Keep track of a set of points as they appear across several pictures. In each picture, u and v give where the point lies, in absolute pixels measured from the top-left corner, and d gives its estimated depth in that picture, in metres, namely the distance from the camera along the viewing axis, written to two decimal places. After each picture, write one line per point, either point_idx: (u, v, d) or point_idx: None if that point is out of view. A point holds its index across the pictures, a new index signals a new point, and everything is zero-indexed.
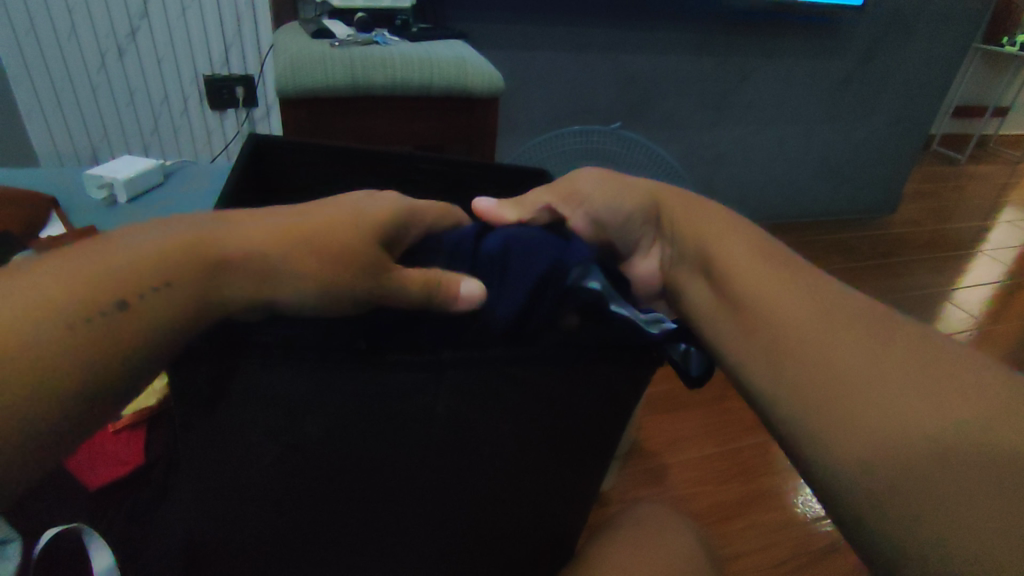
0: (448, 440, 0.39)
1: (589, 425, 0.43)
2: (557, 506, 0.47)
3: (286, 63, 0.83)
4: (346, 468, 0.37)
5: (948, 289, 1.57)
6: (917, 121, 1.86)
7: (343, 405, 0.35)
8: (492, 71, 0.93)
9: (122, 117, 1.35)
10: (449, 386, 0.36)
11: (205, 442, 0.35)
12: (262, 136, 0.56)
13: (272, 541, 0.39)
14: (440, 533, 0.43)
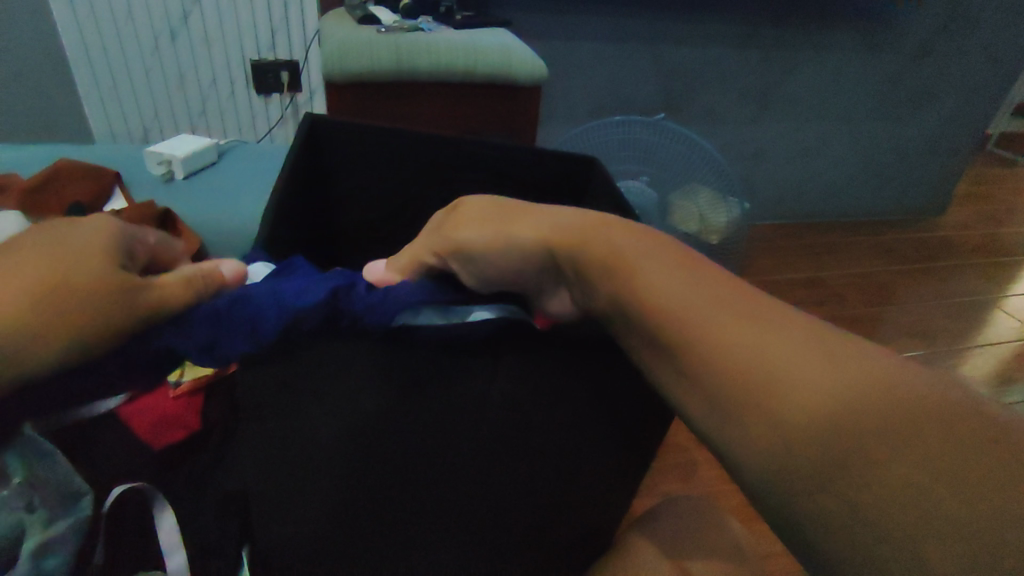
0: (495, 428, 0.38)
1: (635, 421, 0.42)
2: (597, 498, 0.47)
3: (335, 48, 0.85)
4: (399, 449, 0.37)
5: (998, 297, 1.55)
6: (976, 120, 1.74)
7: (402, 388, 0.35)
8: (536, 59, 0.93)
9: (173, 99, 1.40)
10: (505, 373, 0.36)
11: (267, 420, 0.35)
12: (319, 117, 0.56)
13: (325, 513, 0.39)
14: (483, 514, 0.43)
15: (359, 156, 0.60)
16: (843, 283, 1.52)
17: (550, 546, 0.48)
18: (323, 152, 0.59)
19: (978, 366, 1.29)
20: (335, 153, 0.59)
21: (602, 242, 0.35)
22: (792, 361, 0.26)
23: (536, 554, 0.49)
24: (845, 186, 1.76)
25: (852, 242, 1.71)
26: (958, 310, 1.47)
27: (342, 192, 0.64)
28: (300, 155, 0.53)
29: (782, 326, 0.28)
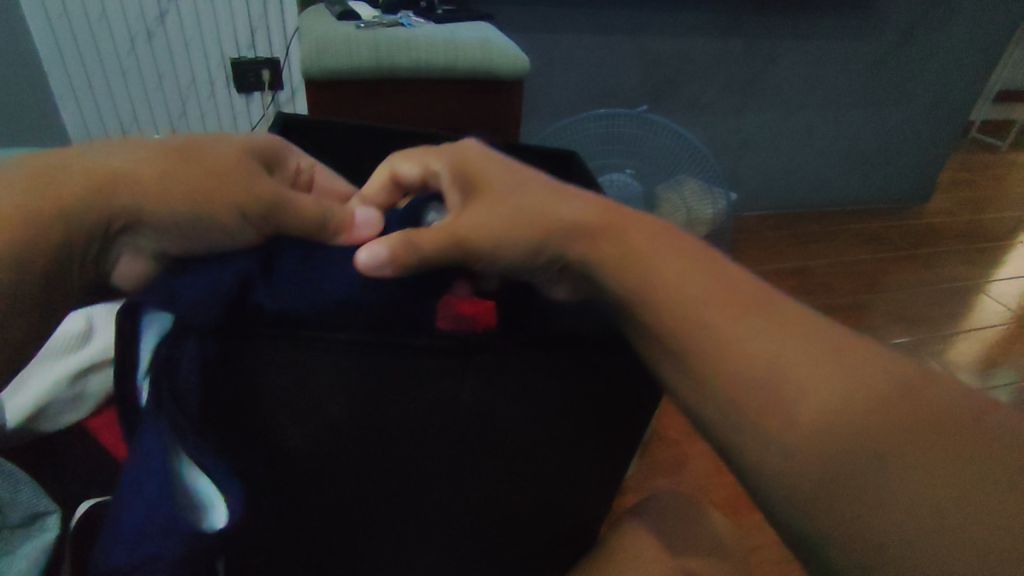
0: (472, 426, 0.38)
1: (614, 417, 0.42)
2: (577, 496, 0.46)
3: (312, 45, 0.84)
4: (367, 448, 0.37)
5: (983, 282, 1.56)
6: (959, 106, 1.75)
7: (370, 390, 0.35)
8: (518, 52, 0.92)
9: (151, 101, 1.37)
10: (476, 377, 0.35)
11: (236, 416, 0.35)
12: (290, 115, 0.56)
13: (297, 512, 0.39)
14: (460, 516, 0.43)
15: (332, 155, 0.59)
16: (830, 272, 1.53)
17: (528, 547, 0.48)
18: (294, 151, 0.58)
19: (964, 352, 1.30)
20: (307, 152, 0.59)
21: (622, 237, 0.35)
22: (808, 375, 0.29)
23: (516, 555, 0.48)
24: (830, 175, 1.77)
25: (839, 232, 1.72)
26: (943, 296, 1.48)
27: None
28: None
29: (794, 331, 0.30)
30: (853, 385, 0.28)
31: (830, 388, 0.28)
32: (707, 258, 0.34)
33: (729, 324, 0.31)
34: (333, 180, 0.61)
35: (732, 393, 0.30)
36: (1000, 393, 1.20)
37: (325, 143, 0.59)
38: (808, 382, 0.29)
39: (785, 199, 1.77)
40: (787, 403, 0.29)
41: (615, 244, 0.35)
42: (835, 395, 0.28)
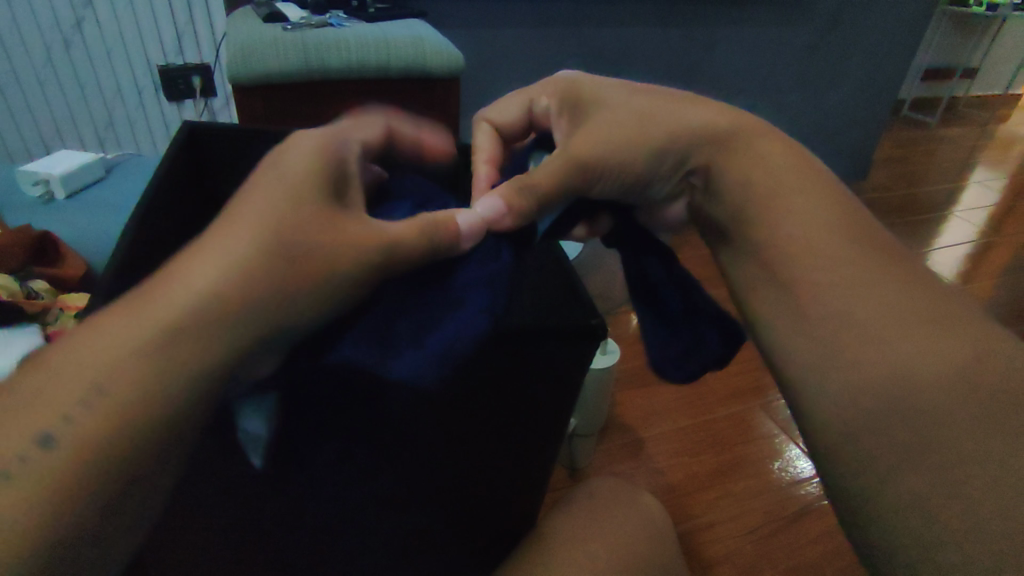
0: (388, 448, 0.38)
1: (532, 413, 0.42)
2: (509, 486, 0.49)
3: (236, 49, 0.81)
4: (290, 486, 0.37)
5: (922, 253, 1.63)
6: (888, 85, 1.82)
7: (287, 435, 0.34)
8: (451, 50, 0.92)
9: (73, 113, 1.31)
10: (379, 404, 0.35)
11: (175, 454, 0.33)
12: (197, 123, 0.56)
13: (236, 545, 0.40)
14: (397, 529, 0.44)
15: (245, 165, 0.59)
16: None
17: (469, 538, 0.51)
18: (205, 161, 0.58)
19: None
20: (216, 162, 0.58)
21: (748, 148, 0.39)
22: (892, 317, 0.32)
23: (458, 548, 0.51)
24: None
25: None
26: None
27: (235, 214, 0.63)
28: (177, 157, 0.52)
29: (891, 285, 0.33)
30: (928, 337, 0.31)
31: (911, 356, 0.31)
32: (851, 209, 0.36)
33: (799, 250, 0.36)
34: (247, 190, 0.61)
35: (826, 322, 0.34)
36: None
37: (238, 152, 0.58)
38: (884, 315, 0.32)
39: None
40: (875, 333, 0.32)
41: (772, 159, 0.38)
42: (906, 345, 0.31)
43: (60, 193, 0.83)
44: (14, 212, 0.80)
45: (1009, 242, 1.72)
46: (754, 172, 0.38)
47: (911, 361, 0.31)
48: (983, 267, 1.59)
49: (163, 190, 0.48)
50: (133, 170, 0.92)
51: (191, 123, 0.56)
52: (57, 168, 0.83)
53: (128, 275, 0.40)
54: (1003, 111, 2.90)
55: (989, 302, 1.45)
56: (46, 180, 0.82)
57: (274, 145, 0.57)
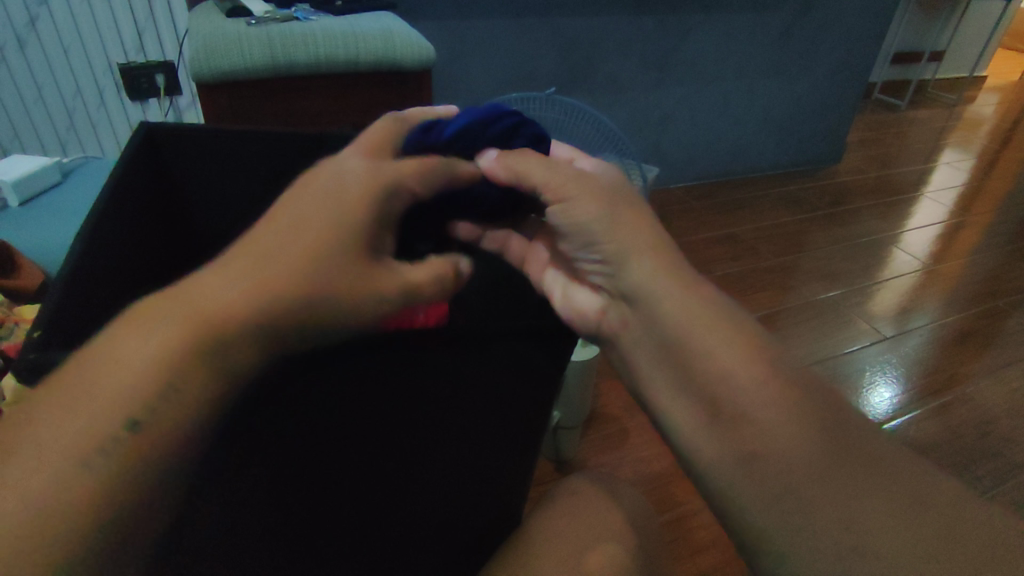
0: (364, 440, 0.37)
1: (509, 407, 0.43)
2: (486, 489, 0.49)
3: (199, 47, 0.79)
4: (256, 500, 0.34)
5: (896, 234, 1.66)
6: (859, 71, 1.84)
7: (259, 438, 0.32)
8: (421, 43, 0.90)
9: (31, 115, 1.27)
10: (353, 390, 0.34)
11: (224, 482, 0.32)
12: (155, 124, 0.53)
13: None
14: (370, 528, 0.42)
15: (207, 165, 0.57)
16: (756, 237, 1.58)
17: (444, 548, 0.50)
18: (166, 163, 0.56)
19: (881, 302, 1.38)
20: (176, 162, 0.56)
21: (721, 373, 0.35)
22: (790, 440, 0.33)
23: (431, 558, 0.49)
24: (748, 143, 1.83)
25: (761, 197, 1.79)
26: (859, 251, 1.57)
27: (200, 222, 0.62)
28: (134, 160, 0.50)
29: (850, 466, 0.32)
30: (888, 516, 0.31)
31: (818, 482, 0.32)
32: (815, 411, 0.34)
33: (677, 326, 0.37)
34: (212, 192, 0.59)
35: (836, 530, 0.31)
36: (913, 336, 1.28)
37: (201, 155, 0.56)
38: (787, 444, 0.33)
39: (707, 170, 1.82)
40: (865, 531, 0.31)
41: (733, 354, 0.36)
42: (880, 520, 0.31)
43: (16, 199, 0.81)
44: None
45: (978, 221, 1.76)
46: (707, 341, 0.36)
47: (797, 451, 0.33)
48: (954, 246, 1.62)
49: (119, 194, 0.46)
50: (93, 173, 0.90)
51: (149, 124, 0.54)
52: (11, 174, 0.80)
53: (80, 284, 0.38)
54: (969, 93, 2.97)
55: (960, 280, 1.48)
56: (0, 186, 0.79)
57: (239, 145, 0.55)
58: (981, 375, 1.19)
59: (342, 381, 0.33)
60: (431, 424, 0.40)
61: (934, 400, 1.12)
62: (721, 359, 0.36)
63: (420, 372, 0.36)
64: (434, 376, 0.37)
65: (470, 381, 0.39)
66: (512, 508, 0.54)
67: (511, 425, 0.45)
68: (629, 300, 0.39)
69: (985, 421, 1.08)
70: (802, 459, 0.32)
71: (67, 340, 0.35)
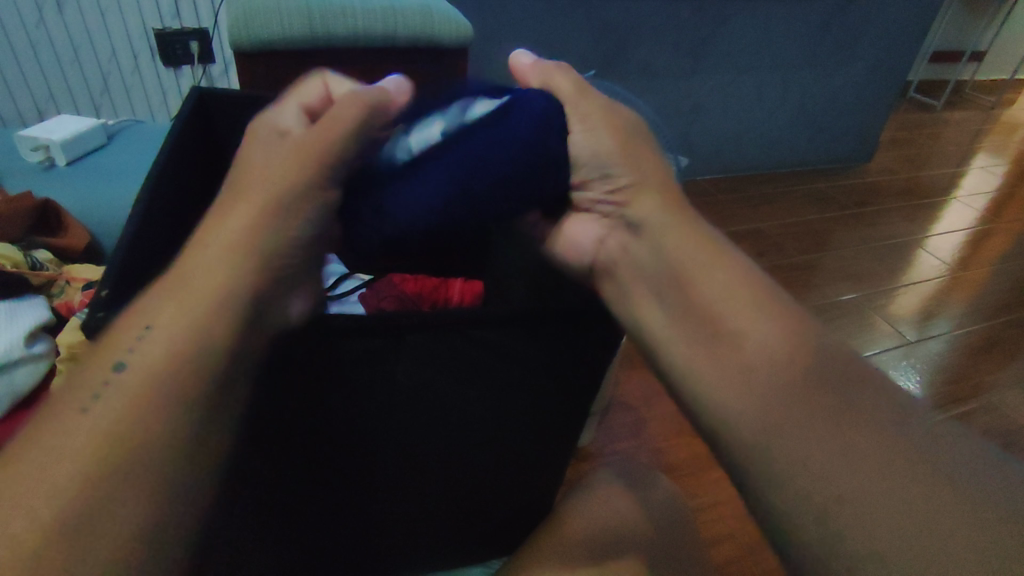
0: (411, 400, 0.44)
1: (545, 387, 0.47)
2: (527, 466, 0.53)
3: (239, 13, 0.79)
4: (321, 434, 0.43)
5: (922, 237, 1.63)
6: (897, 68, 1.80)
7: (329, 377, 0.40)
8: (459, 19, 0.89)
9: (68, 77, 1.28)
10: (405, 353, 0.40)
11: (302, 428, 0.42)
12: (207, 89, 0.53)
13: (270, 493, 0.45)
14: (420, 480, 0.50)
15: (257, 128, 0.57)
16: (781, 232, 1.56)
17: (489, 511, 0.56)
18: (218, 126, 0.56)
19: (902, 304, 1.36)
20: (234, 125, 0.57)
21: (786, 427, 0.37)
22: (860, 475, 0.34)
23: (476, 517, 0.56)
24: (779, 136, 1.80)
25: (787, 192, 1.76)
26: (885, 252, 1.54)
27: None
28: (189, 125, 0.51)
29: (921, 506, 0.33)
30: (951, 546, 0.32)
31: (748, 349, 0.41)
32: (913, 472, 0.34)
33: (682, 256, 0.45)
34: None
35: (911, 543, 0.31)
36: (935, 342, 1.26)
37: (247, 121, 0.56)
38: (844, 456, 0.35)
39: (735, 163, 1.80)
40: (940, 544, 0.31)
41: (778, 380, 0.39)
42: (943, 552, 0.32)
43: (61, 159, 0.81)
44: (17, 178, 0.78)
45: (1009, 228, 1.72)
46: (773, 395, 0.39)
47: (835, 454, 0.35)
48: (981, 253, 1.59)
49: (178, 152, 0.47)
50: (135, 136, 0.90)
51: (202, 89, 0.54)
52: (57, 133, 0.80)
53: (147, 235, 0.40)
54: (1010, 96, 2.88)
55: (987, 287, 1.45)
56: (46, 146, 0.80)
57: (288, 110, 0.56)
58: (1006, 384, 1.17)
59: (398, 344, 0.40)
60: (473, 393, 0.45)
61: (955, 408, 1.10)
62: (744, 318, 0.42)
63: (466, 348, 0.41)
64: (471, 345, 0.41)
65: (502, 359, 0.43)
66: (543, 494, 0.58)
67: (540, 415, 0.49)
68: (633, 230, 0.47)
69: (1010, 432, 1.07)
70: (770, 358, 0.40)
71: (133, 293, 0.37)
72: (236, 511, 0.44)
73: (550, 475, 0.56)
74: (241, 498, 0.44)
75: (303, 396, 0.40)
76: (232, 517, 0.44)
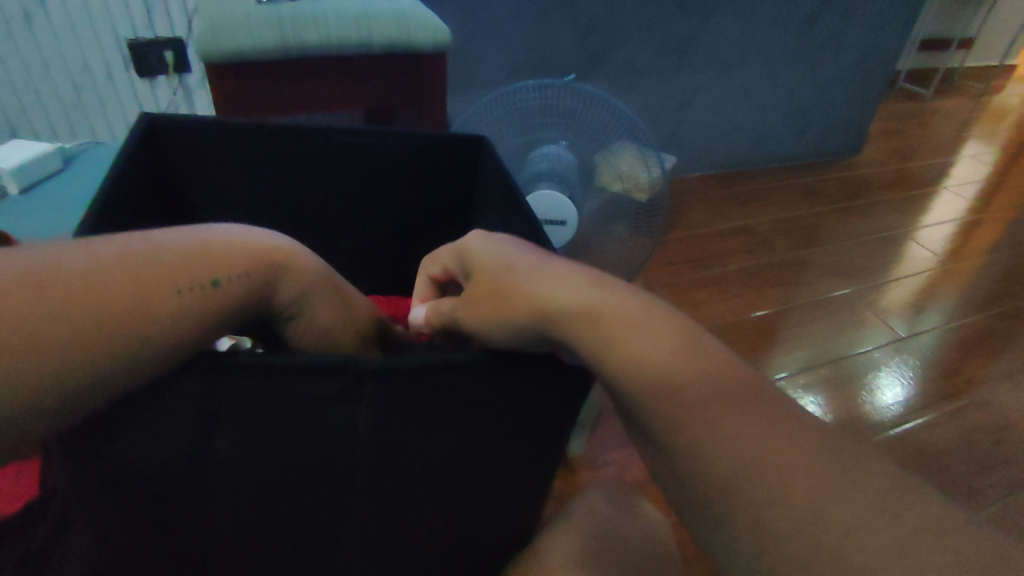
0: (376, 452, 0.36)
1: (535, 430, 0.40)
2: (509, 516, 0.46)
3: (207, 26, 0.77)
4: (264, 479, 0.36)
5: (912, 230, 1.62)
6: (884, 59, 1.78)
7: (278, 418, 0.33)
8: (436, 26, 0.87)
9: (39, 92, 1.25)
10: (372, 398, 0.33)
11: (241, 469, 0.35)
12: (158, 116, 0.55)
13: (196, 530, 0.38)
14: (381, 545, 0.41)
15: (217, 158, 0.59)
16: (770, 229, 1.55)
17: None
18: (176, 157, 0.58)
19: (894, 299, 1.35)
20: (193, 156, 0.58)
21: None
22: None
23: None
24: (767, 131, 1.78)
25: (777, 188, 1.75)
26: (875, 246, 1.53)
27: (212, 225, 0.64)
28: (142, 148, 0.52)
29: None
30: None
31: (686, 409, 0.33)
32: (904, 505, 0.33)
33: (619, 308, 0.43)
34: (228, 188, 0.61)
35: None
36: (927, 337, 1.25)
37: (219, 152, 0.59)
38: None
39: (723, 159, 1.78)
40: None
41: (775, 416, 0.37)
42: None
43: (15, 186, 0.79)
44: None
45: (999, 218, 1.72)
46: None
47: None
48: (971, 244, 1.58)
49: (130, 166, 0.48)
50: (94, 159, 0.88)
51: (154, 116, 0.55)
52: (11, 162, 0.78)
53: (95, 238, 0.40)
54: (997, 82, 2.87)
55: (978, 279, 1.44)
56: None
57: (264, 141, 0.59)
58: (998, 379, 1.16)
59: (360, 387, 0.33)
60: (452, 441, 0.37)
61: (948, 404, 1.10)
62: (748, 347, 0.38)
63: (441, 397, 0.35)
64: (449, 386, 0.34)
65: (489, 402, 0.36)
66: (525, 541, 0.50)
67: (528, 462, 0.42)
68: None
69: (1002, 428, 1.06)
70: (649, 379, 0.33)
71: None
72: (161, 538, 0.38)
73: (534, 515, 0.49)
74: (165, 528, 0.37)
75: (242, 434, 0.33)
76: (150, 541, 0.38)
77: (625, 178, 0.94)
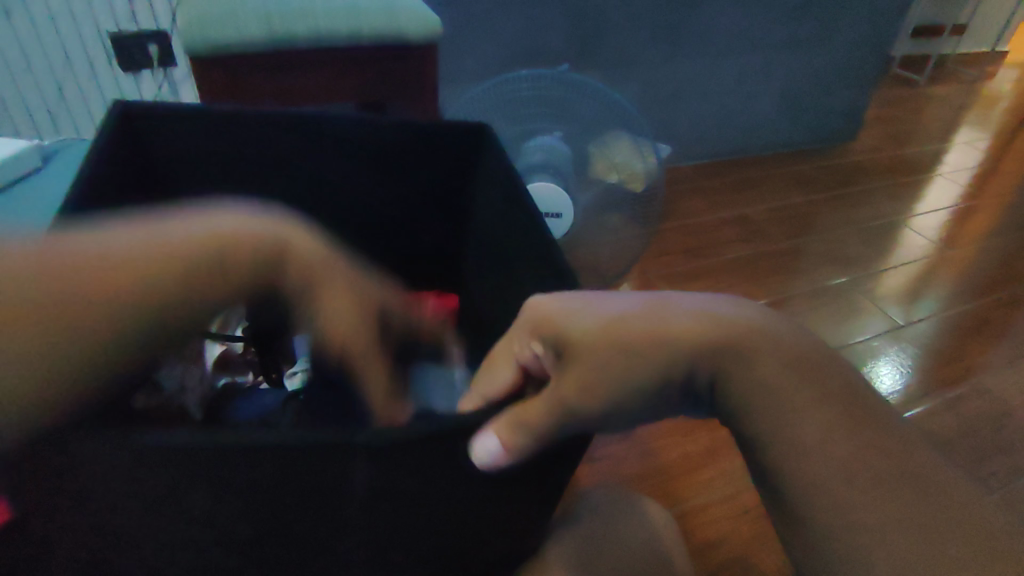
0: (368, 503, 0.35)
1: (531, 475, 0.39)
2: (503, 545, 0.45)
3: (193, 17, 0.75)
4: (252, 526, 0.35)
5: (908, 217, 1.62)
6: (879, 45, 1.77)
7: (267, 479, 0.32)
8: (428, 16, 0.85)
9: (21, 87, 1.22)
10: (361, 465, 0.32)
11: (228, 518, 0.34)
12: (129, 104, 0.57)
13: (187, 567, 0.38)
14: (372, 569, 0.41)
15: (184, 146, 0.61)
16: (766, 218, 1.54)
17: None
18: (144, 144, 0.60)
19: (890, 285, 1.35)
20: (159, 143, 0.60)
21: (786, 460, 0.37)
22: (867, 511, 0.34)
23: None
24: (762, 118, 1.77)
25: (773, 176, 1.74)
26: (871, 233, 1.53)
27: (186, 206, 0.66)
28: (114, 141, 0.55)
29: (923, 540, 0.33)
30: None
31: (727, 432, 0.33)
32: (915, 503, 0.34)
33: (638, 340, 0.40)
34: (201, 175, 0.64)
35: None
36: (924, 324, 1.25)
37: (189, 145, 0.61)
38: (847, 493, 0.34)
39: (718, 148, 1.77)
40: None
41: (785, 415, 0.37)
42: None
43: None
44: None
45: (994, 203, 1.71)
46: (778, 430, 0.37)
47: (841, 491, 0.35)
48: (967, 230, 1.58)
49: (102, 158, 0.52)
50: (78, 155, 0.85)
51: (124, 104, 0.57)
52: None
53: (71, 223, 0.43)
54: (990, 68, 2.87)
55: (974, 265, 1.44)
56: None
57: (222, 131, 0.61)
58: (995, 365, 1.17)
59: (348, 457, 0.31)
60: (446, 489, 0.37)
61: (946, 391, 1.10)
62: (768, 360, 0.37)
63: (437, 457, 0.33)
64: (441, 449, 0.33)
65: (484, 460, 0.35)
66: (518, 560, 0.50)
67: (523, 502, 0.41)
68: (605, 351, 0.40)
69: (1001, 415, 1.06)
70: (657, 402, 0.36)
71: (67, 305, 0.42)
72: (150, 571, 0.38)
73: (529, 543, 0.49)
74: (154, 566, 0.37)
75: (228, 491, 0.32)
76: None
77: (620, 168, 0.94)
